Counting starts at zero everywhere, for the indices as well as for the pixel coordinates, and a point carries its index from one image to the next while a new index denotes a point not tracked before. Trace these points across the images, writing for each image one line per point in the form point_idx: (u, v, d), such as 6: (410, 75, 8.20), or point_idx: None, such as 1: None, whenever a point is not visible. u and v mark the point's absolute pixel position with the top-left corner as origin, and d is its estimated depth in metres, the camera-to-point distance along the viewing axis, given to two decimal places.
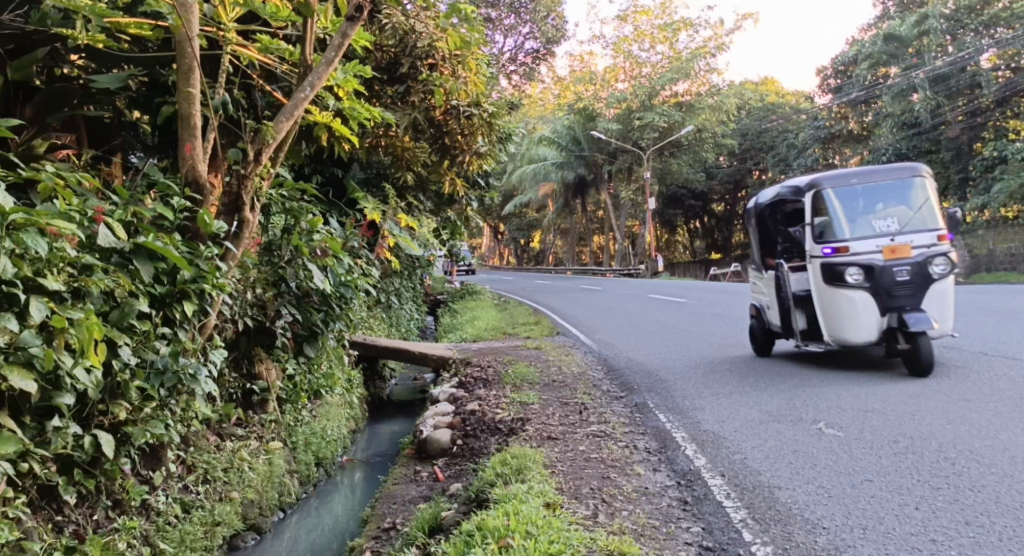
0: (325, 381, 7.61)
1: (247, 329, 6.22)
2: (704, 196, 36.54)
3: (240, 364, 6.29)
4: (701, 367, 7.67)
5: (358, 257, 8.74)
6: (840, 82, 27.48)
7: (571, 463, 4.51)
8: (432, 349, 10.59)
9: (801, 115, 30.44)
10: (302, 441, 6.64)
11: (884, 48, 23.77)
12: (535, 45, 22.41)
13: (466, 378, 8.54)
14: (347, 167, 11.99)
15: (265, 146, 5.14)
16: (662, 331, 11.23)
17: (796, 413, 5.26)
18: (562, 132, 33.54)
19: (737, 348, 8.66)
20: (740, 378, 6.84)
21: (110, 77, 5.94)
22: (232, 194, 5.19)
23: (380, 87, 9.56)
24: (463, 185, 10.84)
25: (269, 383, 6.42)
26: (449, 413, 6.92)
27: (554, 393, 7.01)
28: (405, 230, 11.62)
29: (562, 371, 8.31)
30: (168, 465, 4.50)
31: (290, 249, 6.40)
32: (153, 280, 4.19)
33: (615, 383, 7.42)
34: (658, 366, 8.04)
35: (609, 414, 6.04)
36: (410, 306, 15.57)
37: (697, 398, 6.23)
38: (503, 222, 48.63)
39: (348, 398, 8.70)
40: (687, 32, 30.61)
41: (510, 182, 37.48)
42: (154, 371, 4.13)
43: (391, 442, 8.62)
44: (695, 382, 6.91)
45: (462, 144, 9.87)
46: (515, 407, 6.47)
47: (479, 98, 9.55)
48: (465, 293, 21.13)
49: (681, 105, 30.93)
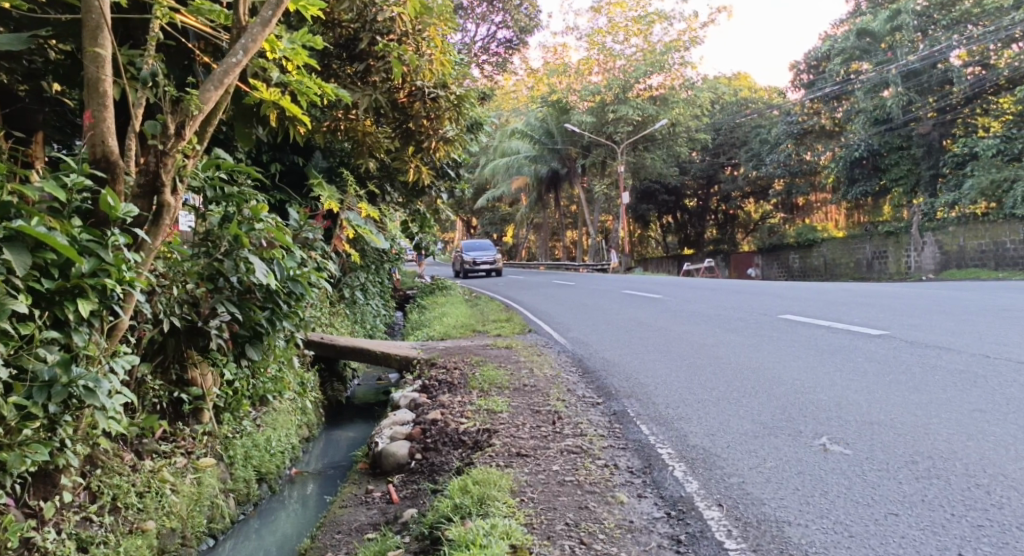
0: (273, 386, 6.96)
1: (177, 329, 5.50)
2: (678, 192, 36.14)
3: (169, 370, 5.59)
4: (684, 369, 7.06)
5: (312, 249, 8.07)
6: (814, 77, 27.17)
7: (542, 489, 3.88)
8: (395, 349, 9.89)
9: (775, 110, 30.07)
10: (240, 455, 5.91)
11: (856, 43, 23.31)
12: (508, 34, 21.75)
13: (429, 381, 7.89)
14: (308, 154, 11.30)
15: (188, 118, 4.42)
16: (638, 329, 10.68)
17: (795, 424, 4.67)
18: (535, 126, 32.90)
19: (719, 348, 8.11)
20: (727, 382, 6.24)
21: (13, 39, 5.08)
22: (148, 173, 4.40)
23: (339, 66, 8.88)
24: (428, 172, 10.13)
25: (203, 390, 5.73)
26: (408, 423, 6.27)
27: (522, 400, 6.38)
28: (367, 221, 10.94)
29: (533, 373, 7.69)
30: (63, 493, 3.91)
31: (229, 239, 5.73)
32: (36, 274, 3.54)
33: (590, 388, 6.80)
34: (637, 368, 7.45)
35: (586, 424, 5.42)
36: (376, 302, 14.86)
37: (682, 405, 5.62)
38: (476, 216, 47.99)
39: (299, 403, 8.03)
40: (661, 24, 30.06)
41: (483, 176, 36.82)
42: (39, 384, 3.52)
43: (347, 450, 7.95)
44: (678, 387, 6.29)
45: (427, 128, 9.22)
46: (481, 416, 5.83)
47: (444, 78, 8.89)
48: (435, 288, 20.51)
49: (655, 98, 30.36)
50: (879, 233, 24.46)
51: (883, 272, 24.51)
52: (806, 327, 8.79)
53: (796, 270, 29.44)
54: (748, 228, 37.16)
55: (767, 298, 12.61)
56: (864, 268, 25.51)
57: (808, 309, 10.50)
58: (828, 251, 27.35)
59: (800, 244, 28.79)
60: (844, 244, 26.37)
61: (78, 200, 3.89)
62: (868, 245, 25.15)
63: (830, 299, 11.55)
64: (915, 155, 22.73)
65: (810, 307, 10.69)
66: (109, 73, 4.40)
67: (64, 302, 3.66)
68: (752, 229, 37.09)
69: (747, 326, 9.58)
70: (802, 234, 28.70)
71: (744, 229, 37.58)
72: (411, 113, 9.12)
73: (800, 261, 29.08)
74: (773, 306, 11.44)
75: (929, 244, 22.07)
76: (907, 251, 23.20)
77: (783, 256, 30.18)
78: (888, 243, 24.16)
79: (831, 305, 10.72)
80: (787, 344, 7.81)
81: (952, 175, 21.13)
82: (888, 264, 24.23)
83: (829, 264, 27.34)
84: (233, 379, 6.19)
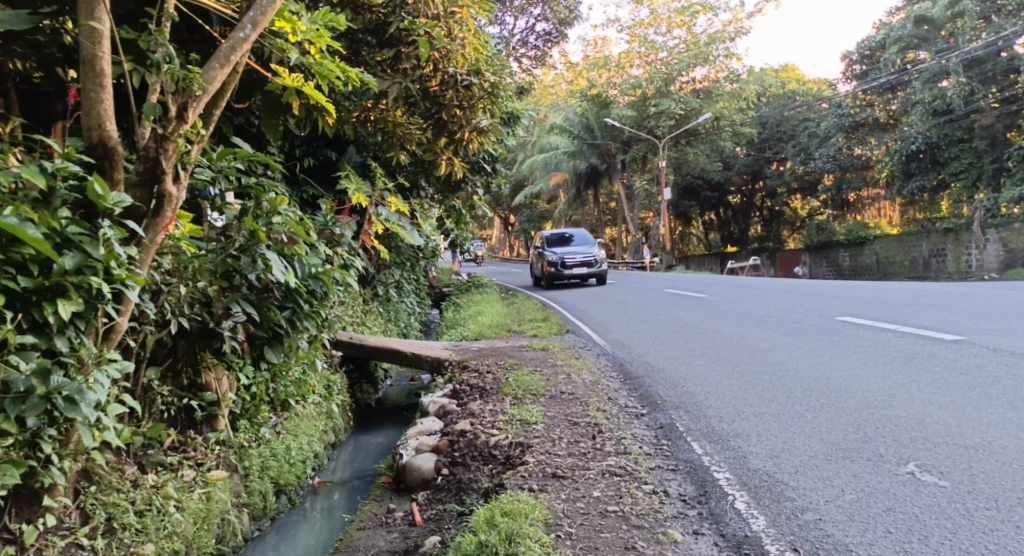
0: (295, 390, 6.60)
1: (187, 330, 5.10)
2: (721, 188, 35.21)
3: (181, 374, 5.21)
4: (735, 377, 6.52)
5: (338, 246, 7.69)
6: (866, 68, 26.17)
7: (581, 522, 3.44)
8: (427, 349, 9.46)
9: (824, 103, 29.05)
10: (257, 466, 5.46)
11: (914, 31, 22.48)
12: (547, 27, 21.19)
13: (461, 385, 7.46)
14: (341, 148, 10.98)
15: (191, 99, 4.03)
16: (684, 330, 10.12)
17: (873, 446, 4.13)
18: (575, 121, 32.30)
19: (773, 353, 7.52)
20: (786, 393, 5.69)
21: (13, 15, 4.72)
22: (148, 159, 4.00)
23: (368, 53, 8.61)
24: (462, 166, 9.68)
25: (217, 395, 5.34)
26: (436, 433, 5.83)
27: (559, 409, 5.89)
28: (398, 216, 10.53)
29: (571, 378, 7.21)
30: (47, 516, 3.56)
31: (246, 233, 5.36)
32: (11, 273, 3.19)
33: (633, 396, 6.31)
34: (684, 375, 6.92)
35: (630, 438, 4.93)
36: (411, 300, 14.47)
37: (737, 420, 5.09)
38: (514, 213, 47.55)
39: (325, 407, 7.65)
40: (706, 15, 29.25)
41: (521, 172, 36.40)
42: (12, 396, 3.16)
43: (375, 457, 7.55)
44: (731, 398, 5.75)
45: (459, 118, 8.75)
46: (514, 427, 5.36)
47: (478, 65, 8.44)
48: (472, 285, 20.13)
49: (699, 92, 29.68)
50: (936, 230, 23.40)
51: (941, 271, 23.47)
52: (868, 331, 8.14)
53: (846, 268, 28.39)
54: (795, 225, 36.04)
55: (821, 298, 11.92)
56: (920, 267, 24.44)
57: (867, 311, 9.81)
58: (881, 248, 26.28)
59: (851, 241, 27.76)
60: (898, 242, 25.30)
61: (64, 189, 3.53)
62: (925, 243, 24.09)
63: (890, 299, 10.83)
64: (977, 148, 21.60)
65: (870, 309, 10.00)
66: (107, 49, 4.02)
67: (42, 303, 3.29)
68: (799, 227, 35.96)
69: (803, 328, 8.96)
70: (853, 231, 27.68)
71: (790, 227, 36.48)
72: (444, 102, 8.68)
73: (851, 259, 28.03)
74: (827, 307, 10.75)
75: (992, 241, 21.12)
76: (968, 249, 22.24)
77: (832, 254, 29.14)
78: (947, 241, 23.12)
79: (893, 306, 10.01)
80: (850, 350, 7.20)
81: (1017, 169, 20.03)
82: (946, 263, 23.23)
83: (882, 262, 26.28)
84: (251, 384, 5.80)
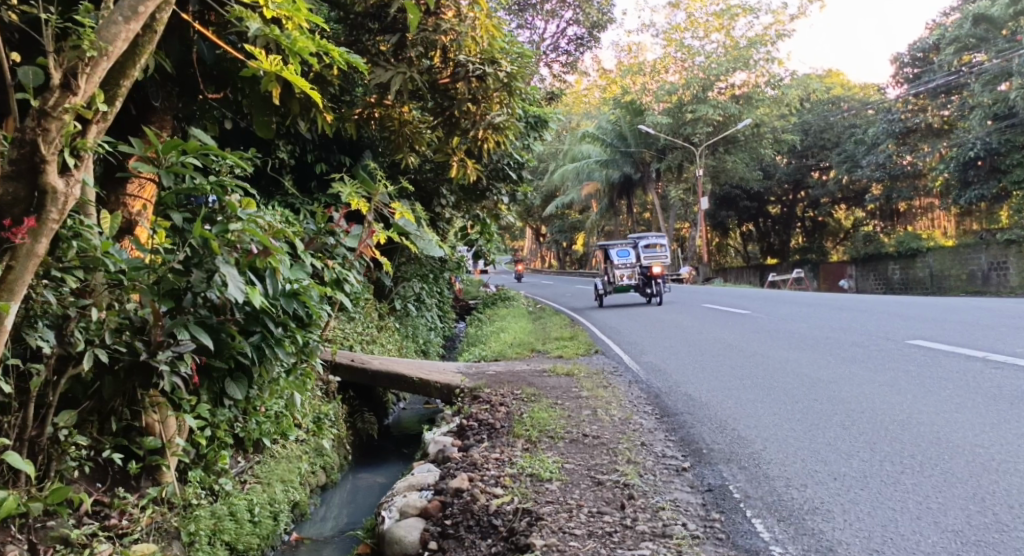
0: (270, 428, 5.61)
1: (113, 365, 4.10)
2: (761, 197, 33.85)
3: (109, 421, 4.23)
4: (795, 421, 5.47)
5: (330, 258, 6.74)
6: (919, 71, 24.86)
7: None
8: (437, 373, 8.39)
9: (871, 108, 27.69)
10: (207, 531, 4.40)
11: (972, 31, 21.38)
12: (579, 31, 20.13)
13: (471, 418, 6.43)
14: (355, 151, 10.12)
15: (83, 61, 3.11)
16: (727, 355, 9.05)
17: (1014, 540, 3.29)
18: (608, 128, 31.25)
19: (838, 390, 6.45)
20: (865, 445, 4.69)
21: None
22: (21, 144, 3.03)
23: (369, 40, 7.69)
24: (477, 170, 8.67)
25: (160, 441, 4.34)
26: (429, 487, 4.80)
27: (579, 461, 4.82)
28: (411, 224, 9.57)
29: (598, 414, 6.12)
30: None
31: (195, 242, 4.42)
32: None
33: (672, 442, 5.24)
34: (731, 416, 5.83)
35: (673, 506, 3.93)
36: (433, 314, 13.43)
37: (813, 487, 4.06)
38: (546, 224, 46.41)
39: (314, 441, 6.63)
40: (747, 17, 27.89)
41: (552, 182, 35.41)
42: None
43: (369, 505, 6.46)
44: (796, 450, 4.71)
45: (473, 113, 7.71)
46: (524, 487, 4.33)
47: (493, 53, 7.50)
48: (499, 298, 19.10)
49: (738, 97, 28.30)
50: (998, 241, 21.86)
51: (1002, 285, 21.95)
52: (950, 363, 7.12)
53: (896, 282, 26.78)
54: (839, 236, 34.52)
55: (882, 318, 10.76)
56: (978, 281, 22.84)
57: (940, 336, 8.68)
58: (934, 261, 24.64)
59: (901, 253, 26.11)
60: (953, 254, 23.65)
61: None
62: (983, 255, 22.53)
63: (963, 322, 9.66)
64: None
65: (944, 334, 8.86)
66: None
67: None
68: (843, 238, 34.39)
69: (866, 356, 7.92)
70: (903, 243, 26.01)
71: (833, 238, 34.97)
72: (454, 97, 7.71)
73: (901, 272, 26.43)
74: (891, 329, 9.60)
75: None
76: None
77: (880, 266, 27.54)
78: (1009, 252, 21.64)
79: (971, 331, 8.88)
80: (932, 388, 6.21)
81: None
82: (1009, 277, 21.67)
83: (936, 276, 24.62)
84: (205, 426, 4.76)
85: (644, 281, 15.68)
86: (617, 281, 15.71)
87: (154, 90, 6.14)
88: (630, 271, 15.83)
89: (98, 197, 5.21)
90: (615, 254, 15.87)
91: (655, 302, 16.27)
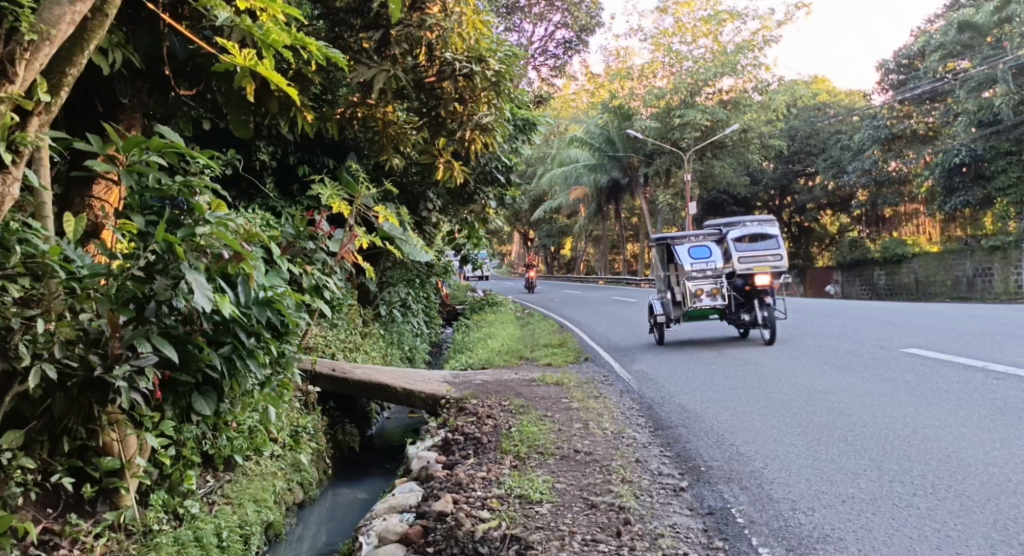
0: (242, 443, 5.29)
1: (65, 381, 3.81)
2: (748, 203, 33.75)
3: (62, 440, 3.93)
4: (797, 435, 5.20)
5: (309, 264, 6.43)
6: (905, 77, 24.82)
7: None
8: (421, 383, 8.06)
9: (857, 114, 27.66)
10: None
11: (957, 38, 21.34)
12: (567, 34, 19.89)
13: (455, 432, 6.14)
14: (339, 153, 9.81)
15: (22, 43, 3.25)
16: (720, 363, 8.80)
17: None
18: (596, 133, 31.07)
19: (838, 401, 6.19)
20: (873, 462, 4.43)
21: None
22: None
23: (351, 36, 7.39)
24: (463, 172, 8.38)
25: (119, 461, 4.05)
26: (409, 510, 4.49)
27: (571, 480, 4.53)
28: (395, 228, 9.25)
29: (589, 428, 5.83)
30: None
31: (158, 247, 4.12)
32: None
33: (668, 459, 4.95)
34: (729, 430, 5.55)
35: (674, 534, 3.64)
36: (419, 320, 13.10)
37: (820, 512, 3.78)
38: (534, 229, 46.13)
39: (291, 456, 6.30)
40: (734, 23, 27.76)
41: (540, 186, 35.20)
42: None
43: (348, 524, 6.13)
44: (800, 468, 4.43)
45: (459, 113, 7.45)
46: (511, 510, 4.05)
47: (480, 50, 7.22)
48: (486, 303, 18.79)
49: (726, 102, 28.16)
50: (982, 247, 21.79)
51: (987, 291, 21.88)
52: (950, 373, 6.89)
53: (882, 287, 26.69)
54: (825, 242, 34.50)
55: (875, 325, 10.57)
56: (963, 287, 22.76)
57: (936, 344, 8.46)
58: (920, 266, 24.56)
59: (887, 259, 26.02)
60: (939, 260, 23.58)
61: None
62: (968, 261, 22.46)
63: (958, 329, 9.46)
64: None
65: (940, 342, 8.64)
66: None
67: None
68: (830, 243, 34.37)
69: (863, 365, 7.69)
70: (889, 249, 25.92)
71: (820, 244, 34.95)
72: (441, 96, 7.43)
73: (886, 278, 26.35)
74: (887, 337, 9.39)
75: None
76: (1017, 269, 20.71)
77: (866, 272, 27.45)
78: (993, 259, 21.56)
79: (968, 339, 8.69)
80: (934, 399, 5.97)
81: None
82: (993, 283, 21.56)
83: (921, 282, 24.52)
84: (169, 444, 4.46)
85: (736, 301, 10.07)
86: (696, 302, 9.85)
87: (122, 87, 5.85)
88: (716, 284, 9.85)
89: (60, 196, 4.92)
90: (689, 253, 10.05)
91: (742, 332, 10.71)
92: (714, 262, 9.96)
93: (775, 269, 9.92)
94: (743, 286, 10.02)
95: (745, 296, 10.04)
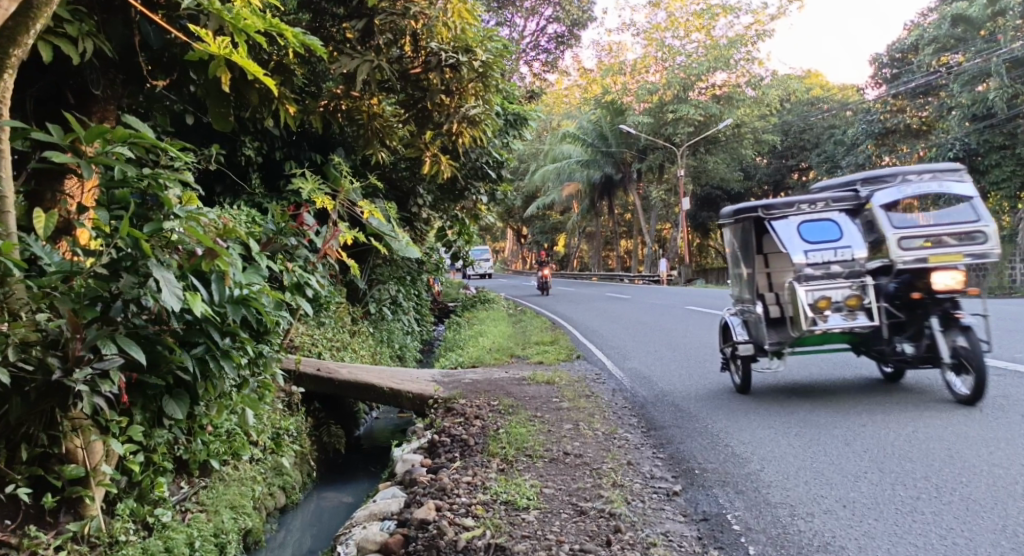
0: (219, 448, 5.08)
1: (21, 384, 3.62)
2: (741, 198, 33.60)
3: (20, 448, 3.73)
4: (794, 436, 5.03)
5: (289, 261, 6.21)
6: (898, 71, 24.68)
7: None
8: (409, 382, 7.85)
9: (850, 109, 27.54)
10: None
11: (951, 31, 21.21)
12: (559, 28, 19.67)
13: (443, 433, 5.94)
14: (324, 146, 9.58)
15: None
16: (715, 361, 8.60)
17: None
18: (588, 129, 30.85)
19: (834, 399, 6.03)
20: (873, 464, 4.25)
21: None
22: None
23: (334, 24, 7.16)
24: (450, 165, 8.17)
25: (83, 469, 3.87)
26: (391, 518, 4.31)
27: (559, 484, 4.34)
28: (383, 225, 9.03)
29: (580, 429, 5.63)
30: None
31: (125, 243, 3.92)
32: None
33: (660, 462, 4.77)
34: (724, 431, 5.37)
35: (667, 543, 3.46)
36: (410, 318, 12.87)
37: (820, 518, 3.60)
38: (527, 226, 45.88)
39: (272, 459, 6.10)
40: (727, 17, 27.58)
41: (533, 182, 34.97)
42: None
43: (332, 529, 5.92)
44: (798, 471, 4.25)
45: (446, 105, 7.25)
46: (494, 517, 3.86)
47: (468, 40, 7.02)
48: (478, 301, 18.59)
49: (719, 97, 27.96)
50: None
51: None
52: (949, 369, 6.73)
53: None
54: None
55: None
56: None
57: None
58: None
59: None
60: None
61: None
62: None
63: None
64: None
65: None
66: None
67: None
68: None
69: (861, 363, 7.53)
70: None
71: None
72: (427, 87, 7.22)
73: None
74: None
75: None
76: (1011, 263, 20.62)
77: None
78: None
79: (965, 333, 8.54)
80: (934, 398, 5.79)
81: None
82: None
83: None
84: (138, 451, 4.25)
85: (890, 322, 5.84)
86: (819, 323, 5.88)
87: (94, 77, 5.59)
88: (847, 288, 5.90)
89: (28, 190, 4.62)
90: (798, 234, 6.19)
91: (887, 372, 6.56)
92: (840, 247, 6.08)
93: (970, 263, 5.53)
94: (902, 292, 5.74)
95: (909, 315, 5.77)
